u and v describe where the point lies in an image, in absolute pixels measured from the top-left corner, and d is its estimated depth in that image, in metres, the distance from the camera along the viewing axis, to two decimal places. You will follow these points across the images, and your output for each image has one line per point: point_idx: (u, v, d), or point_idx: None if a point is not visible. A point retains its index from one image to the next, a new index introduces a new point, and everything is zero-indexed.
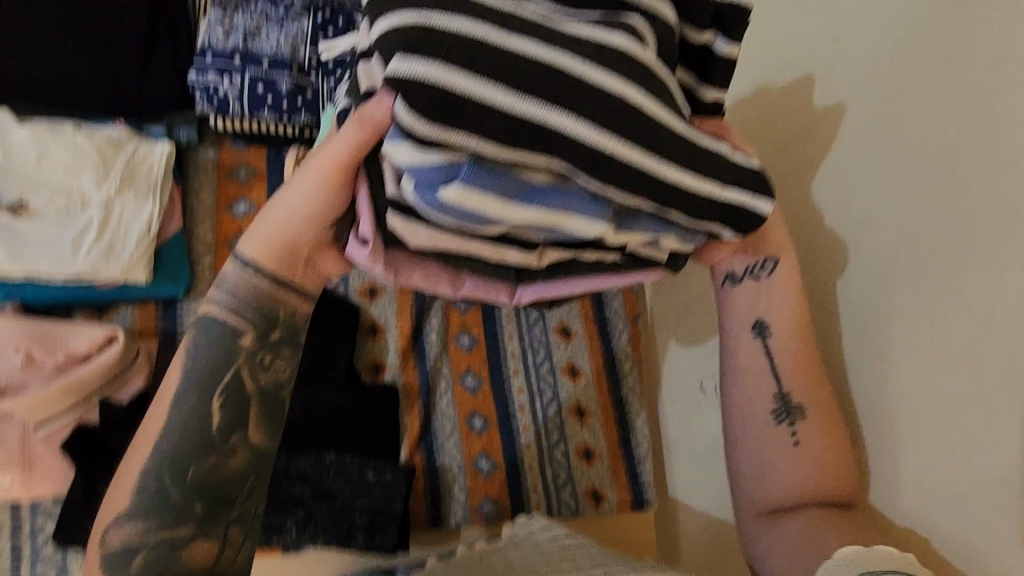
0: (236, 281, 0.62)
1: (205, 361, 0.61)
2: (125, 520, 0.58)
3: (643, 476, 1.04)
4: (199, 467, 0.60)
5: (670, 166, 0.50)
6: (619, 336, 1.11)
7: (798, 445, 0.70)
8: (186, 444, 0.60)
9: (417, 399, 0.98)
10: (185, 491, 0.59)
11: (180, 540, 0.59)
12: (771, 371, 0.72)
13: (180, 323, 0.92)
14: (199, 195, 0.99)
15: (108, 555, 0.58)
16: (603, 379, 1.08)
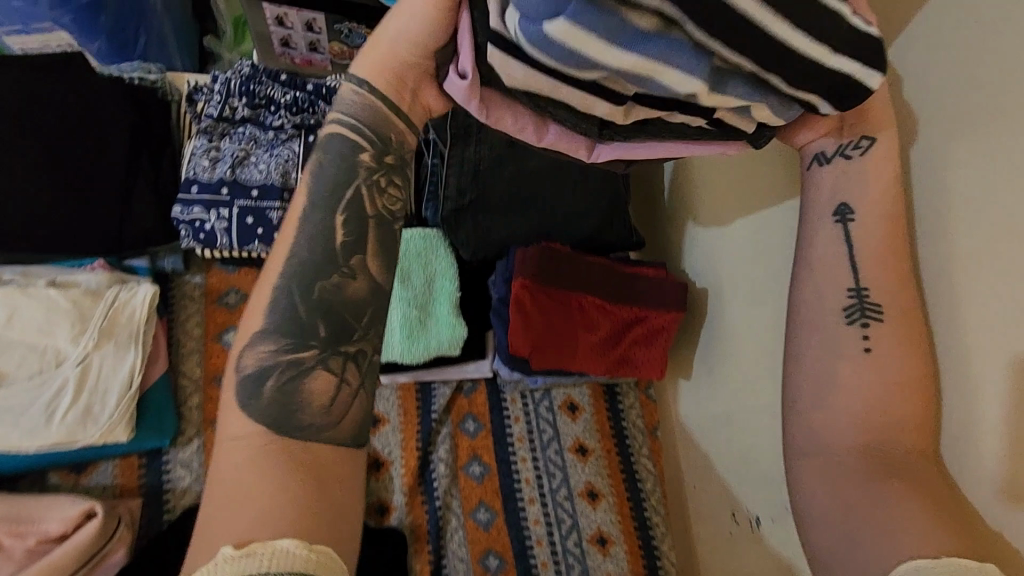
0: (354, 101, 0.51)
1: (330, 182, 0.51)
2: (266, 339, 0.48)
3: None
4: (326, 283, 0.49)
5: (795, 24, 0.36)
6: (640, 450, 1.04)
7: (869, 351, 0.53)
8: (311, 255, 0.49)
9: (427, 540, 0.91)
10: (312, 310, 0.49)
11: (306, 363, 0.48)
12: (847, 265, 0.55)
13: (165, 477, 0.85)
14: (186, 327, 0.93)
15: (244, 382, 0.48)
16: (624, 502, 1.00)
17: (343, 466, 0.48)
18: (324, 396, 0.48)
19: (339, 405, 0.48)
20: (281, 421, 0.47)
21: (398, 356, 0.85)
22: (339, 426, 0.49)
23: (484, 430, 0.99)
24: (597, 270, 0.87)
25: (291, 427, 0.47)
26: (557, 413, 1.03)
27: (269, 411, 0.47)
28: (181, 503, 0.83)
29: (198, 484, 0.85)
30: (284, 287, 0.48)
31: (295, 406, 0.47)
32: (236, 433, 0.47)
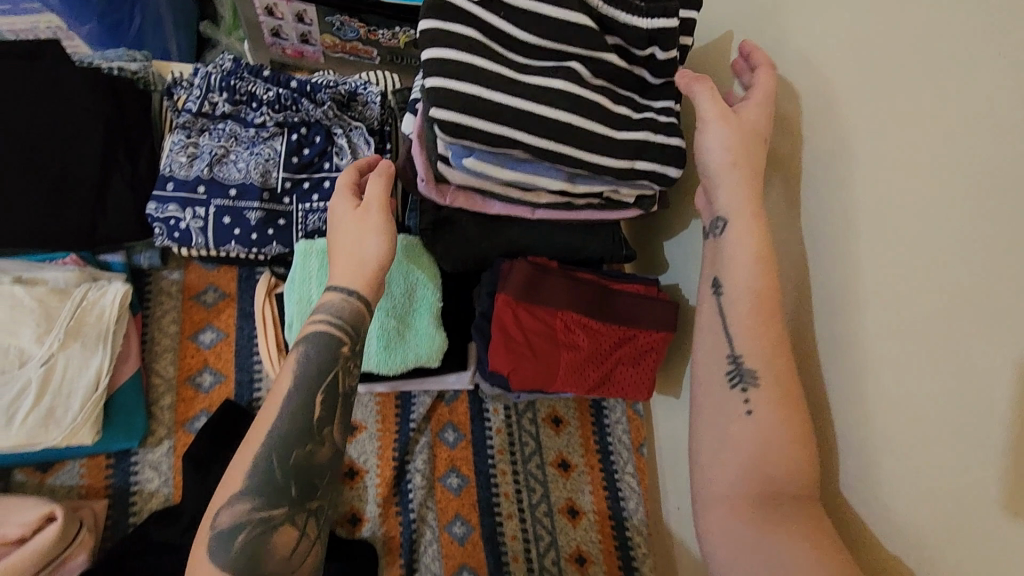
0: (339, 304, 0.68)
1: (314, 362, 0.65)
2: (241, 500, 0.58)
3: None
4: (301, 451, 0.61)
5: (599, 153, 0.70)
6: (625, 467, 1.01)
7: (750, 413, 0.62)
8: (291, 429, 0.61)
9: (399, 552, 0.89)
10: (285, 479, 0.59)
11: (275, 519, 0.58)
12: (726, 338, 0.65)
13: (134, 478, 0.83)
14: (161, 324, 0.90)
15: (217, 536, 0.57)
16: (601, 487, 0.99)
17: None
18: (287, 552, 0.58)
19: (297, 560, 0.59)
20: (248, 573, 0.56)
21: (374, 367, 0.81)
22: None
23: (464, 440, 0.96)
24: (585, 286, 0.83)
25: None
26: (541, 426, 1.00)
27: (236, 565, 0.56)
28: (151, 506, 0.82)
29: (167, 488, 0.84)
30: (265, 454, 0.59)
31: (261, 562, 0.57)
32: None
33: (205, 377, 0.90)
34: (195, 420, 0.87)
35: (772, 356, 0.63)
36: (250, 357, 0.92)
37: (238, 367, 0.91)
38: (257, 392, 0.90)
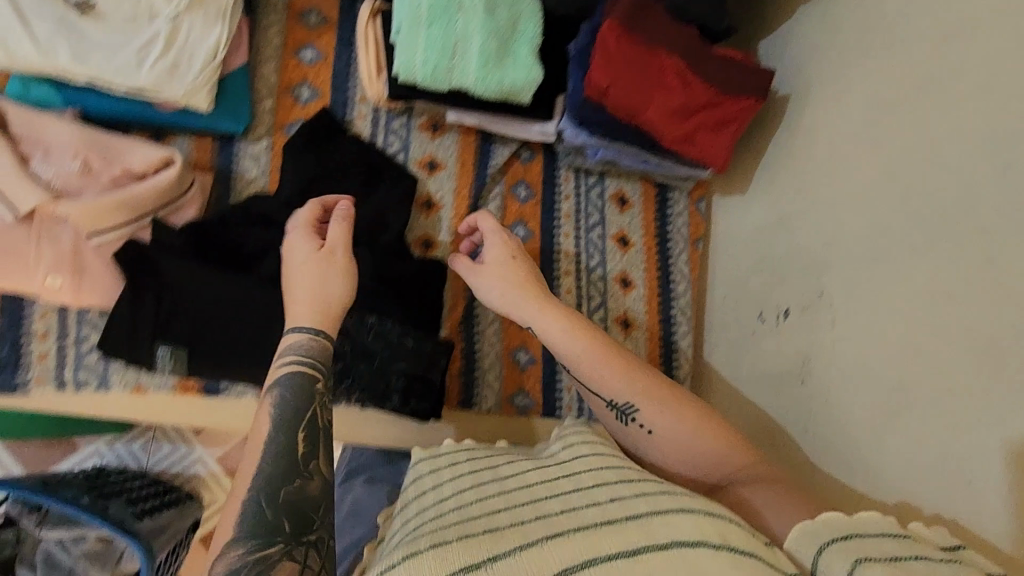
0: (301, 343, 0.69)
1: (288, 408, 0.65)
2: (238, 544, 0.55)
3: (678, 363, 1.02)
4: (290, 488, 0.59)
5: None
6: (679, 256, 1.05)
7: (650, 431, 0.74)
8: (274, 470, 0.59)
9: (464, 281, 0.95)
10: (277, 513, 0.57)
11: (270, 558, 0.54)
12: (601, 397, 0.78)
13: (235, 164, 0.90)
14: (266, 33, 0.93)
15: None
16: (653, 260, 1.04)
17: None
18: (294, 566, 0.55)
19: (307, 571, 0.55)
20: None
21: (472, 84, 0.83)
22: None
23: (534, 200, 1.00)
24: (688, 38, 0.85)
25: None
26: (607, 203, 1.04)
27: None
28: (249, 190, 0.89)
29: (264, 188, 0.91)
30: (255, 497, 0.57)
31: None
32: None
33: (303, 92, 0.94)
34: (291, 126, 0.92)
35: (644, 395, 0.76)
36: (346, 79, 0.95)
37: (335, 87, 0.95)
38: (349, 115, 0.95)
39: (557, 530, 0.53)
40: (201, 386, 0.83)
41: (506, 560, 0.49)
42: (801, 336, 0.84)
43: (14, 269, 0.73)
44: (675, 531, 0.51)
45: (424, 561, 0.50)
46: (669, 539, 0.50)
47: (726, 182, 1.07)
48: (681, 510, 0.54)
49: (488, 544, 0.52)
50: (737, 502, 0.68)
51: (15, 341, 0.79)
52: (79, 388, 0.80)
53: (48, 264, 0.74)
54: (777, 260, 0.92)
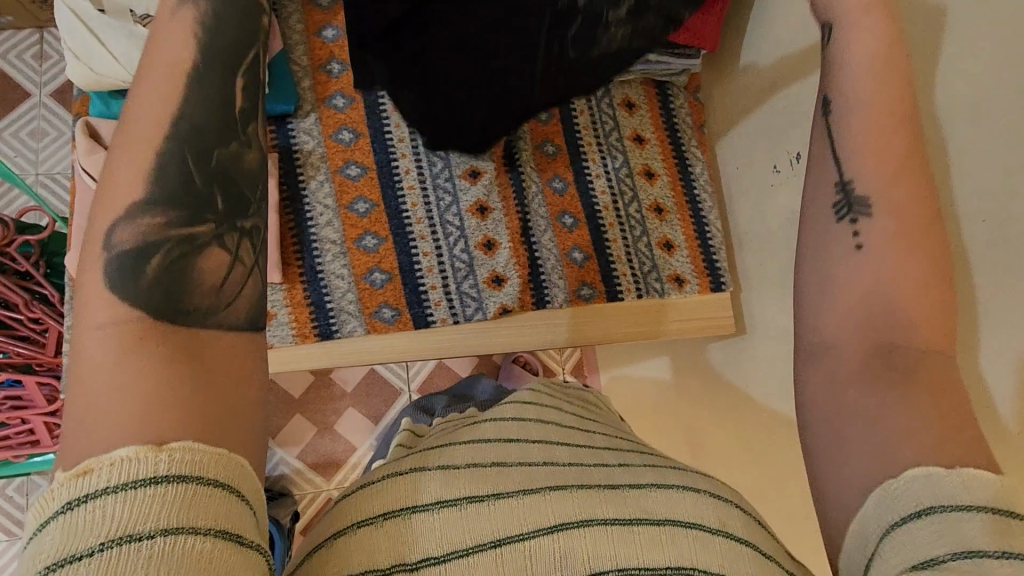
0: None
1: (212, 63, 0.57)
2: (149, 217, 0.49)
3: (713, 237, 1.14)
4: (219, 157, 0.54)
5: None
6: (690, 141, 1.17)
7: (858, 244, 0.55)
8: (198, 133, 0.53)
9: (513, 200, 1.07)
10: (208, 183, 0.53)
11: (197, 240, 0.51)
12: (834, 163, 0.59)
13: (294, 140, 1.01)
14: (290, 22, 1.04)
15: (121, 257, 0.47)
16: (668, 147, 1.16)
17: (232, 344, 0.48)
18: (217, 266, 0.52)
19: (229, 287, 0.51)
20: (172, 283, 0.48)
21: None
22: (234, 304, 0.51)
23: (554, 120, 1.12)
24: None
25: (184, 289, 0.48)
26: (617, 109, 1.15)
27: (155, 281, 0.47)
28: (312, 159, 1.01)
29: (325, 169, 1.01)
30: (180, 147, 0.51)
31: (183, 282, 0.48)
32: (104, 319, 0.44)
33: (333, 66, 1.04)
34: (332, 99, 1.03)
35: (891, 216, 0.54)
36: None
37: None
38: None
39: (561, 481, 0.49)
40: (317, 334, 0.97)
41: (509, 497, 0.46)
42: None
43: None
44: (680, 505, 0.47)
45: (431, 480, 0.48)
46: (665, 514, 0.46)
47: (714, 72, 1.20)
48: (686, 487, 0.49)
49: (495, 477, 0.49)
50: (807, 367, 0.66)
51: None
52: None
53: None
54: (783, 118, 1.03)
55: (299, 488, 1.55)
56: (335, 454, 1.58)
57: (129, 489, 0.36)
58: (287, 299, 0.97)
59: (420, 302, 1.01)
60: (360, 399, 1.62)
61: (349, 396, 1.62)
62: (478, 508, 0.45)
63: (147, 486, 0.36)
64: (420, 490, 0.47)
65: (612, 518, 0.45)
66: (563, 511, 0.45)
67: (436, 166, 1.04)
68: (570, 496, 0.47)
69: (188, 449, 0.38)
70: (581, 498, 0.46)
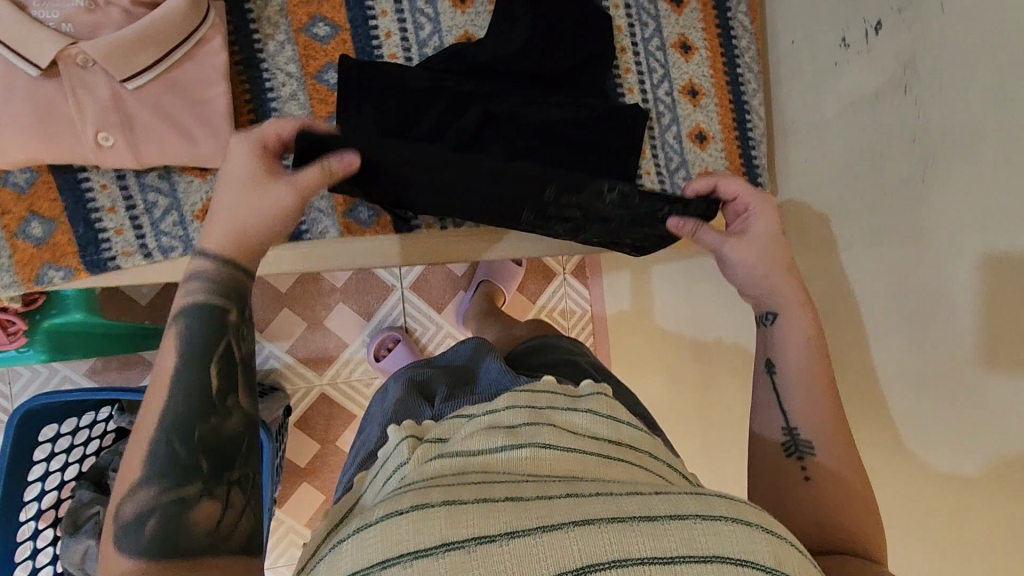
0: (205, 271, 0.60)
1: (198, 340, 0.56)
2: (147, 485, 0.50)
3: (753, 130, 0.97)
4: (204, 427, 0.53)
5: None
6: (738, 7, 0.95)
7: (808, 480, 0.64)
8: (185, 410, 0.53)
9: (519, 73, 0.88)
10: (193, 454, 0.52)
11: (187, 497, 0.50)
12: (781, 413, 0.68)
13: None
14: None
15: (125, 534, 0.48)
16: (710, 10, 0.95)
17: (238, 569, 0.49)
18: (211, 518, 0.50)
19: (226, 528, 0.50)
20: (174, 545, 0.48)
21: None
22: (230, 548, 0.49)
23: None
24: None
25: (180, 545, 0.48)
26: None
27: (153, 539, 0.48)
28: (267, 12, 0.80)
29: (285, 26, 0.80)
30: (164, 435, 0.52)
31: (179, 532, 0.48)
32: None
33: None
34: None
35: (836, 441, 0.65)
36: None
37: None
38: None
39: (581, 510, 0.42)
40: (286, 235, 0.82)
41: (524, 537, 0.40)
42: (898, 45, 0.77)
43: (62, 133, 0.68)
44: (727, 540, 0.40)
45: (437, 517, 0.41)
46: (700, 548, 0.40)
47: None
48: (722, 514, 0.42)
49: (506, 512, 0.42)
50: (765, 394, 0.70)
51: (86, 218, 0.75)
52: (166, 254, 0.78)
53: (96, 119, 0.68)
54: None
55: (291, 383, 1.50)
56: (327, 350, 1.51)
57: None
58: None
59: None
60: (351, 295, 1.51)
61: (340, 292, 1.50)
62: (489, 552, 0.39)
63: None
64: (422, 528, 0.41)
65: (650, 559, 0.39)
66: (592, 551, 0.39)
67: (422, 31, 0.86)
68: (593, 531, 0.40)
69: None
70: (612, 533, 0.40)
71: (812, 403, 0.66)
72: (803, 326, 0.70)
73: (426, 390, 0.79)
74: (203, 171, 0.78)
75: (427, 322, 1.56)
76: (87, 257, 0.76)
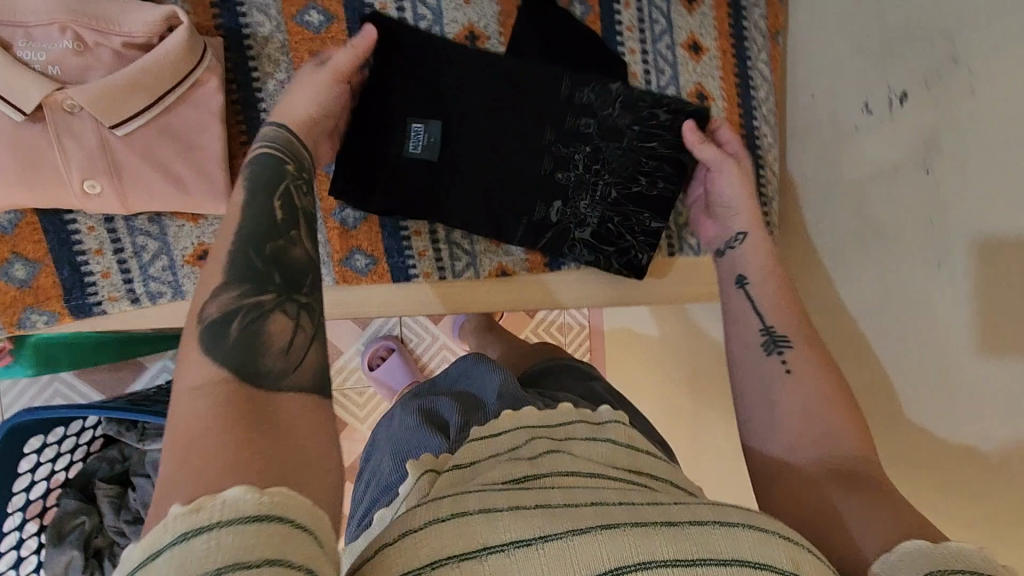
0: (272, 133, 0.61)
1: (266, 180, 0.55)
2: (228, 287, 0.46)
3: (766, 184, 0.94)
4: (273, 245, 0.49)
5: None
6: (758, 56, 0.92)
7: (789, 372, 0.65)
8: (253, 225, 0.50)
9: None
10: (268, 264, 0.48)
11: (265, 306, 0.46)
12: (754, 316, 0.71)
13: (242, 18, 0.75)
14: None
15: (207, 329, 0.44)
16: (730, 59, 0.91)
17: (312, 412, 0.44)
18: (284, 341, 0.45)
19: (296, 354, 0.45)
20: (241, 361, 0.43)
21: None
22: (302, 372, 0.45)
23: (592, 14, 0.86)
24: None
25: (252, 366, 0.43)
26: (672, 4, 0.88)
27: (235, 351, 0.43)
28: (268, 49, 0.76)
29: (285, 63, 0.76)
30: (242, 247, 0.48)
31: (256, 346, 0.44)
32: (198, 382, 0.41)
33: None
34: None
35: (809, 350, 0.66)
36: None
37: None
38: None
39: (608, 515, 0.42)
40: None
41: (558, 539, 0.39)
42: (923, 121, 0.73)
43: (45, 180, 0.65)
44: (746, 547, 0.41)
45: (474, 521, 0.41)
46: (723, 555, 0.40)
47: None
48: (743, 523, 0.43)
49: (541, 516, 0.41)
50: (740, 309, 0.73)
51: (72, 261, 0.73)
52: (155, 299, 0.76)
53: (81, 166, 0.65)
54: (883, 37, 0.78)
55: None
56: None
57: (239, 525, 0.32)
58: None
59: (400, 250, 0.82)
60: None
61: None
62: (526, 557, 0.39)
63: (247, 524, 0.32)
64: (465, 532, 0.40)
65: (673, 561, 0.39)
66: (620, 555, 0.39)
67: None
68: (622, 533, 0.40)
69: (282, 491, 0.35)
70: (637, 537, 0.40)
71: (781, 305, 0.71)
72: (761, 249, 0.77)
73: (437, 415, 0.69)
74: (195, 215, 0.75)
75: (421, 333, 1.54)
76: (73, 301, 0.73)
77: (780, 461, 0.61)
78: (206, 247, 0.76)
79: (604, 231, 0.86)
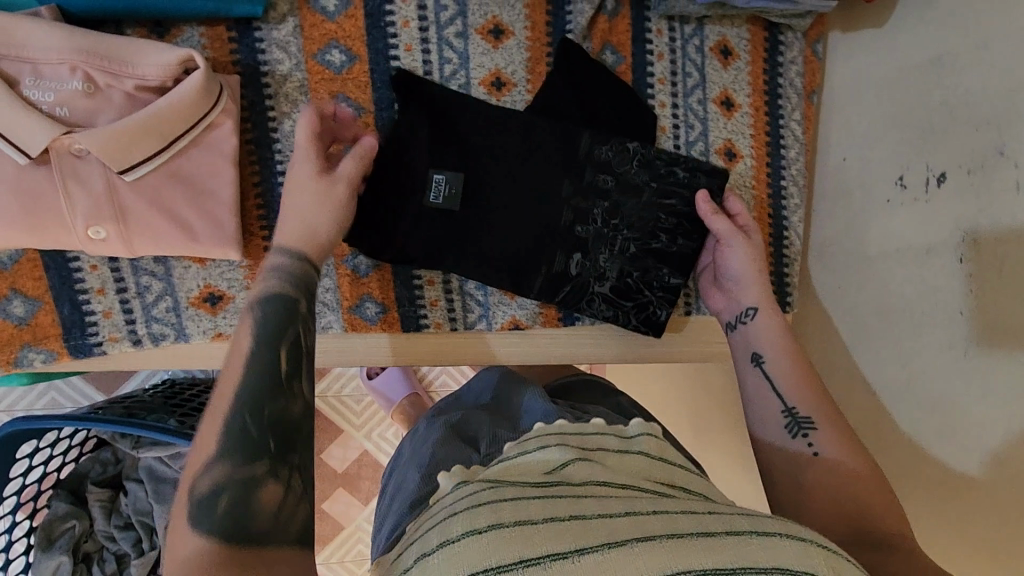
0: (281, 271, 0.61)
1: (270, 325, 0.57)
2: (220, 458, 0.49)
3: (790, 248, 0.91)
4: (273, 405, 0.52)
5: None
6: (791, 115, 0.89)
7: (817, 454, 0.65)
8: (256, 387, 0.53)
9: None
10: (263, 430, 0.51)
11: (257, 475, 0.49)
12: (777, 395, 0.69)
13: (261, 55, 0.72)
14: None
15: (197, 506, 0.47)
16: (762, 116, 0.88)
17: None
18: (274, 504, 0.48)
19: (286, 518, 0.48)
20: (232, 531, 0.46)
21: None
22: (286, 536, 0.47)
23: (624, 65, 0.83)
24: None
25: (241, 539, 0.46)
26: (707, 57, 0.85)
27: (226, 524, 0.46)
28: (285, 89, 0.73)
29: (303, 104, 0.73)
30: (238, 413, 0.51)
31: (248, 514, 0.47)
32: (187, 555, 0.44)
33: None
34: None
35: (830, 426, 0.66)
36: None
37: None
38: None
39: (645, 530, 0.43)
40: None
41: (596, 553, 0.41)
42: (958, 209, 0.71)
43: (49, 224, 0.62)
44: (784, 553, 0.41)
45: (510, 539, 0.42)
46: (766, 561, 0.40)
47: (851, 15, 0.88)
48: (783, 534, 0.44)
49: (577, 533, 0.43)
50: (757, 387, 0.71)
51: (73, 299, 0.70)
52: (156, 341, 0.73)
53: (87, 213, 0.63)
54: (925, 115, 0.75)
55: None
56: None
57: None
58: (247, 278, 0.74)
59: (412, 300, 0.80)
60: None
61: None
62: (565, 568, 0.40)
63: None
64: (502, 547, 0.41)
65: (713, 568, 0.40)
66: (658, 564, 0.40)
67: None
68: (659, 548, 0.41)
69: None
70: (673, 548, 0.41)
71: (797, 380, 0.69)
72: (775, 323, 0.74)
73: (467, 432, 0.66)
74: (201, 257, 0.72)
75: None
76: (72, 340, 0.71)
77: (838, 521, 0.60)
78: (212, 290, 0.73)
79: (624, 286, 0.80)
